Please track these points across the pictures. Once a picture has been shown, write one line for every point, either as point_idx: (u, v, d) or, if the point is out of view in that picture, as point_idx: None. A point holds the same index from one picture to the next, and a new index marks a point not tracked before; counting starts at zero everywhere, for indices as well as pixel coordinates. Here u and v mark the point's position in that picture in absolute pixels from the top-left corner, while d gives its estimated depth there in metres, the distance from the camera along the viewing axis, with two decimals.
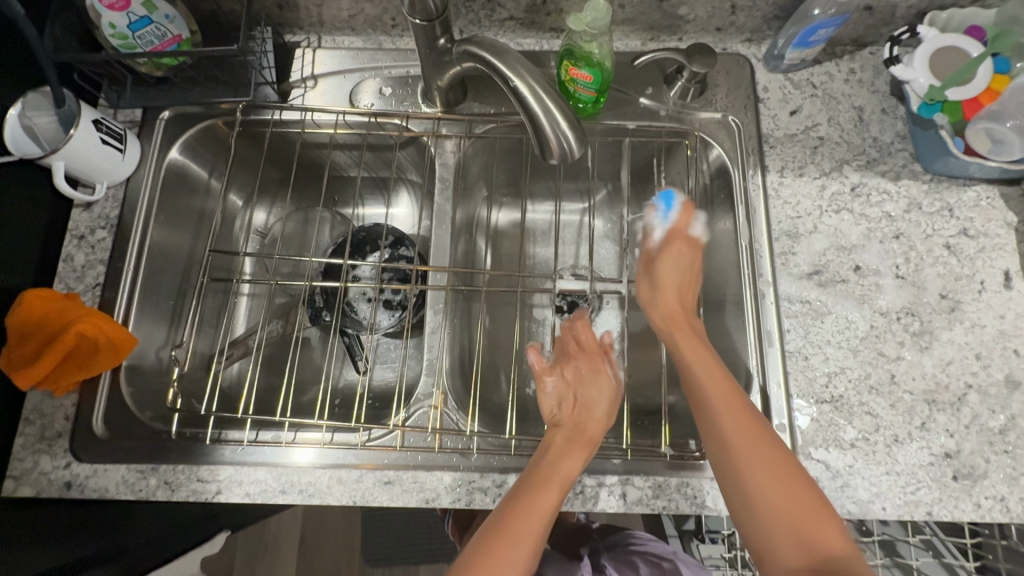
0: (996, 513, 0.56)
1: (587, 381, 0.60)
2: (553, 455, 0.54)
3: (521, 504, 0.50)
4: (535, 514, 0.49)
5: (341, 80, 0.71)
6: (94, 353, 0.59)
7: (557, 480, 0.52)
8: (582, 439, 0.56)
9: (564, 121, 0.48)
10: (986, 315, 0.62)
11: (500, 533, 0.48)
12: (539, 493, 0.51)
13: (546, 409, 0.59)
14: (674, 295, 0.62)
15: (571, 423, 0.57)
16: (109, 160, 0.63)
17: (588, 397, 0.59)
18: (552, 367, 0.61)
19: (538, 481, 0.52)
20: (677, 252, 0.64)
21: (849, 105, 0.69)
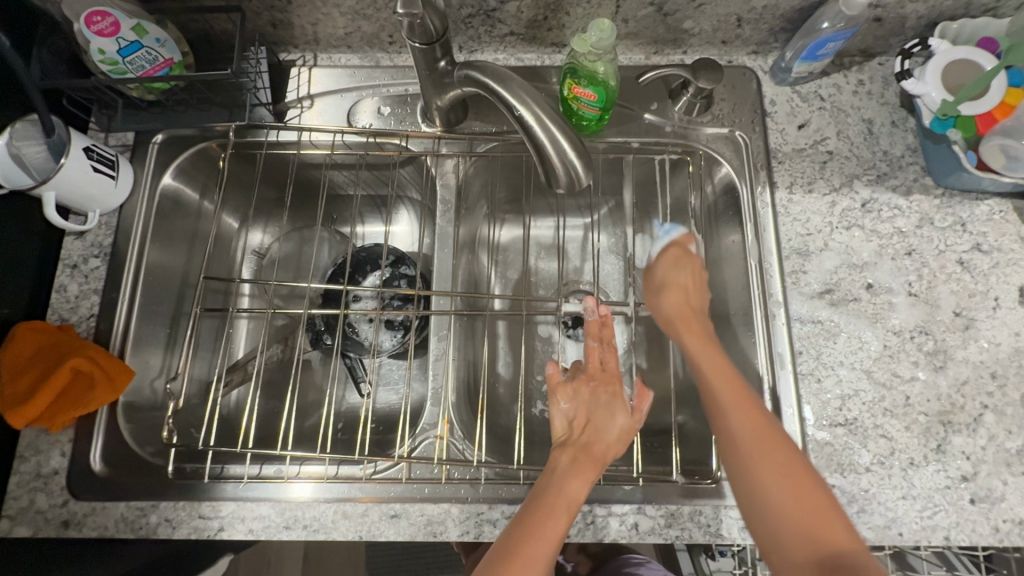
0: (1014, 537, 0.55)
1: (599, 403, 0.58)
2: (560, 476, 0.52)
3: (525, 529, 0.48)
4: (542, 543, 0.47)
5: (339, 99, 0.69)
6: (90, 390, 0.57)
7: (566, 504, 0.50)
8: (592, 459, 0.54)
9: (571, 150, 0.46)
10: (1001, 332, 0.61)
11: (506, 562, 0.46)
12: (547, 517, 0.49)
13: (558, 429, 0.58)
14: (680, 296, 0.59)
15: (581, 442, 0.56)
16: (101, 187, 0.62)
17: (600, 419, 0.57)
18: (566, 385, 0.60)
19: (545, 509, 0.49)
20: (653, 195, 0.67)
21: (859, 118, 0.67)
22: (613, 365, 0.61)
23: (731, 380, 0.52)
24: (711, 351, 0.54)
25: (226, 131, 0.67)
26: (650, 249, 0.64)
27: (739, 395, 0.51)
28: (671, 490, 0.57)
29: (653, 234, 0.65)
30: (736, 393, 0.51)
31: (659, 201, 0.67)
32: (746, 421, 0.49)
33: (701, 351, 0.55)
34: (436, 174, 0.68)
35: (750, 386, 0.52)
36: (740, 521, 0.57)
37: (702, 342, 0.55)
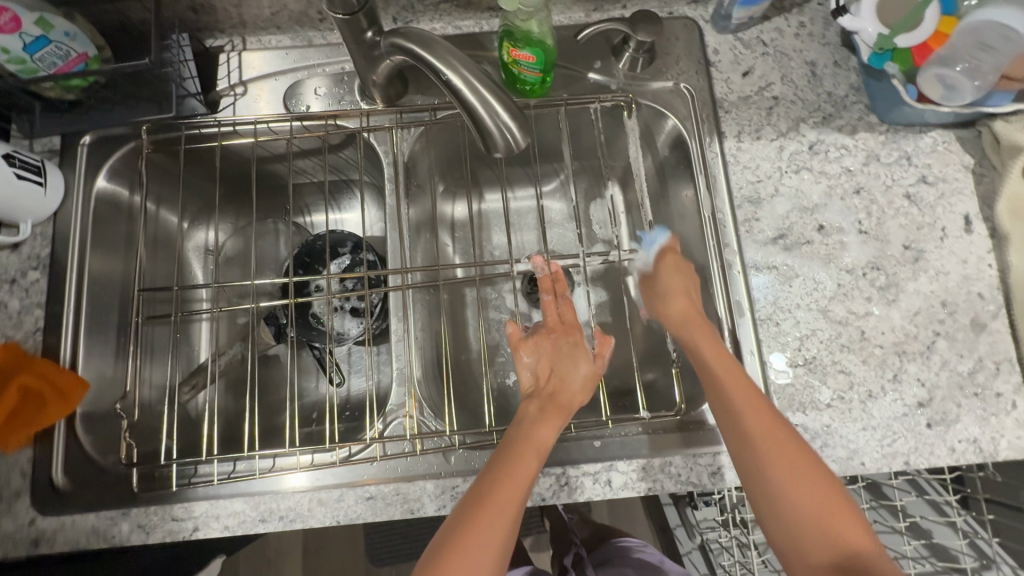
0: (969, 455, 0.58)
1: (562, 351, 0.59)
2: (529, 424, 0.53)
3: (500, 471, 0.49)
4: (517, 487, 0.48)
5: (274, 84, 0.67)
6: (42, 405, 0.55)
7: (534, 449, 0.51)
8: (558, 407, 0.55)
9: (505, 113, 0.45)
10: (949, 261, 0.62)
11: (477, 511, 0.46)
12: (518, 460, 0.50)
13: (524, 382, 0.58)
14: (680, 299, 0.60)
15: (548, 391, 0.56)
16: (28, 194, 0.59)
17: (565, 365, 0.57)
18: (529, 340, 0.59)
19: (512, 452, 0.50)
20: (673, 265, 0.63)
21: (802, 61, 0.67)
22: (572, 316, 0.61)
23: (832, 533, 0.47)
24: (777, 446, 0.49)
25: (141, 127, 0.64)
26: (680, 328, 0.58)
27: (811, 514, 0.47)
28: (640, 443, 0.58)
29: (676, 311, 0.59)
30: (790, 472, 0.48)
31: (682, 267, 0.62)
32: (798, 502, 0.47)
33: (768, 450, 0.49)
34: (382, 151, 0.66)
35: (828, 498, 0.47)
36: (709, 467, 0.58)
37: (766, 428, 0.50)
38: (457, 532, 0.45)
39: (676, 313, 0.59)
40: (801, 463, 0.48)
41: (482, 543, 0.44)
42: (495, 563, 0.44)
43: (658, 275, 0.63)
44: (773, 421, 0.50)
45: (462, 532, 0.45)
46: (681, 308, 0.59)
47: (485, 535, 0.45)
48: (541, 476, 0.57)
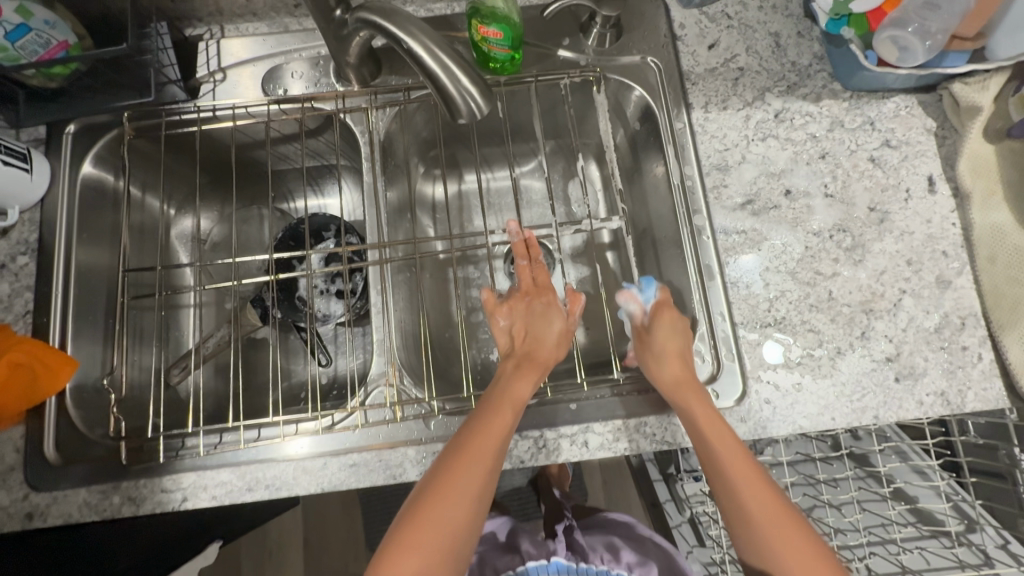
0: (938, 408, 0.59)
1: (536, 313, 0.60)
2: (507, 379, 0.55)
3: (471, 433, 0.50)
4: (493, 439, 0.50)
5: (253, 69, 0.69)
6: (32, 382, 0.57)
7: (511, 403, 0.53)
8: (535, 363, 0.57)
9: (465, 77, 0.46)
10: (914, 221, 0.64)
11: (415, 523, 0.45)
12: (493, 414, 0.51)
13: (501, 343, 0.60)
14: (676, 359, 0.57)
15: (524, 350, 0.58)
16: (16, 181, 0.61)
17: (539, 328, 0.59)
18: (503, 305, 0.61)
19: (492, 406, 0.52)
20: (671, 321, 0.60)
21: (765, 32, 0.69)
22: (546, 279, 0.63)
23: None
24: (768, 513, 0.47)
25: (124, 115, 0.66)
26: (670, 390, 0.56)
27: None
28: (616, 405, 0.60)
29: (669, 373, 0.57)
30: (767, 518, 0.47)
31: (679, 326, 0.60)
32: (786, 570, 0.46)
33: (767, 525, 0.47)
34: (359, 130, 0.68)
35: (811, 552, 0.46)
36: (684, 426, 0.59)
37: (768, 509, 0.48)
38: (432, 485, 0.47)
39: (669, 374, 0.57)
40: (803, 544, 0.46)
41: (453, 509, 0.46)
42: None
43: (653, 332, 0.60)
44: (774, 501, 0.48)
45: (439, 483, 0.47)
46: (674, 371, 0.57)
47: (455, 491, 0.47)
48: (519, 439, 0.59)
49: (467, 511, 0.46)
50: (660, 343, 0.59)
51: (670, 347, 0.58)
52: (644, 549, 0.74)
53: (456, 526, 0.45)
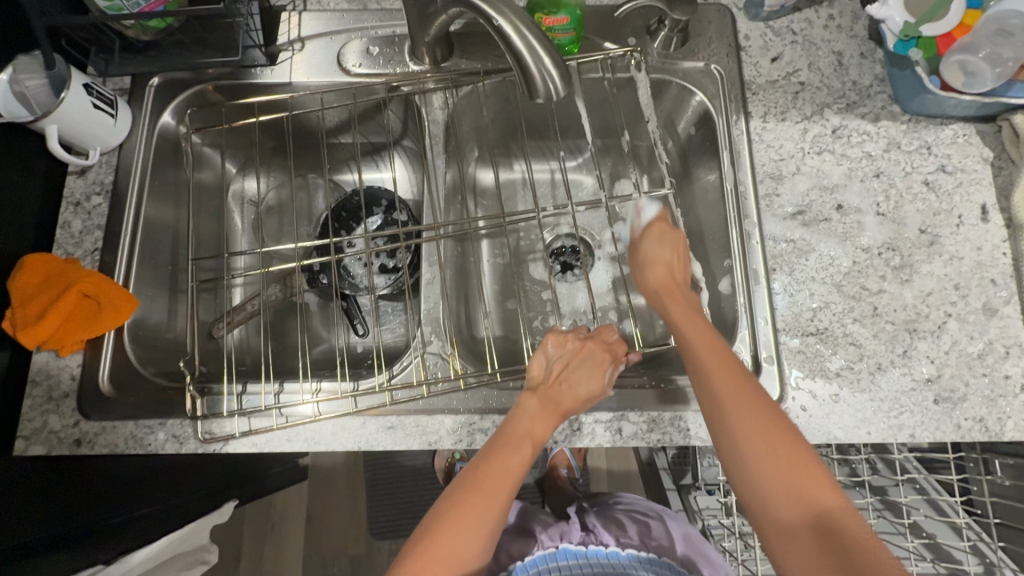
0: (975, 434, 0.59)
1: (582, 364, 0.58)
2: (523, 415, 0.56)
3: (484, 463, 0.53)
4: (504, 476, 0.52)
5: (328, 42, 0.72)
6: (96, 314, 0.60)
7: (527, 438, 0.55)
8: (557, 407, 0.57)
9: (547, 57, 0.48)
10: (964, 247, 0.64)
11: (455, 509, 0.51)
12: (505, 453, 0.53)
13: (534, 372, 0.59)
14: (664, 268, 0.62)
15: (553, 389, 0.57)
16: (101, 124, 0.64)
17: (576, 377, 0.58)
18: (561, 334, 0.60)
19: (507, 444, 0.54)
20: (660, 232, 0.65)
21: (829, 50, 0.70)
22: (610, 334, 0.61)
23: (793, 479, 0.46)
24: (760, 424, 0.48)
25: (207, 80, 0.71)
26: (653, 296, 0.61)
27: (793, 493, 0.46)
28: (652, 397, 0.61)
29: (655, 281, 0.62)
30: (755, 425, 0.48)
31: (671, 232, 0.64)
32: (771, 472, 0.47)
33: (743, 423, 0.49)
34: (422, 108, 0.71)
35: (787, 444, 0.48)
36: None
37: (766, 421, 0.48)
38: (439, 523, 0.50)
39: (654, 281, 0.62)
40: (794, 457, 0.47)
41: (463, 531, 0.49)
42: (481, 544, 0.50)
43: (643, 241, 0.65)
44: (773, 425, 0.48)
45: (445, 522, 0.50)
46: (665, 279, 0.61)
47: (456, 531, 0.49)
48: None
49: (472, 547, 0.49)
50: (647, 251, 0.64)
51: (664, 257, 0.63)
52: (655, 527, 0.75)
53: (465, 557, 0.49)
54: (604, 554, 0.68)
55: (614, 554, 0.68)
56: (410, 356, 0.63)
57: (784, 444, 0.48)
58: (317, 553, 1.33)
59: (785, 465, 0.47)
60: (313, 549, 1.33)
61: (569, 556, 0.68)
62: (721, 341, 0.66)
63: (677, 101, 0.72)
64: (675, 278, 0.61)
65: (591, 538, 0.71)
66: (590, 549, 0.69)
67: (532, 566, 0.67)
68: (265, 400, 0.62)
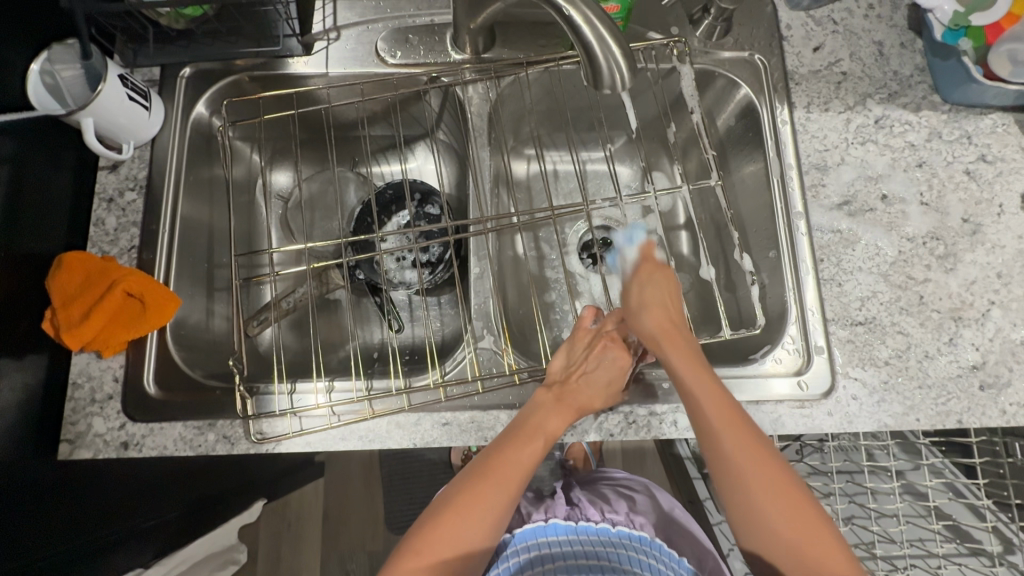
0: (1020, 418, 0.60)
1: (604, 361, 0.57)
2: (540, 409, 0.55)
3: (500, 454, 0.52)
4: (514, 472, 0.51)
5: (363, 31, 0.70)
6: (141, 313, 0.58)
7: (543, 434, 0.53)
8: (576, 402, 0.55)
9: (617, 48, 0.47)
10: (1005, 236, 0.65)
11: (464, 497, 0.50)
12: (519, 445, 0.53)
13: (554, 368, 0.58)
14: (661, 314, 0.55)
15: (571, 385, 0.56)
16: (136, 118, 0.62)
17: (595, 374, 0.56)
18: (589, 330, 0.59)
19: (522, 437, 0.53)
20: (649, 276, 0.58)
21: (869, 40, 0.70)
22: (627, 333, 0.59)
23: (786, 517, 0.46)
24: (757, 466, 0.47)
25: (245, 71, 0.69)
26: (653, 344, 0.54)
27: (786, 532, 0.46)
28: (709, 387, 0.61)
29: (654, 326, 0.54)
30: (758, 475, 0.47)
31: (669, 281, 0.57)
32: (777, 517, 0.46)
33: (745, 471, 0.47)
34: (463, 100, 0.69)
35: (782, 489, 0.47)
36: (771, 414, 0.61)
37: (772, 483, 0.47)
38: (447, 505, 0.51)
39: (651, 324, 0.55)
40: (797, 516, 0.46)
41: (466, 523, 0.49)
42: (481, 537, 0.50)
43: (632, 292, 0.57)
44: (777, 478, 0.47)
45: (453, 506, 0.50)
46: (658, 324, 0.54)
47: (460, 520, 0.50)
48: (610, 414, 0.60)
49: (475, 538, 0.50)
50: (641, 297, 0.56)
51: (659, 304, 0.56)
52: (639, 502, 0.77)
53: (465, 545, 0.50)
54: (595, 530, 0.65)
55: (606, 531, 0.65)
56: (462, 352, 0.63)
57: (778, 489, 0.47)
58: (334, 550, 1.32)
59: (786, 514, 0.46)
60: (330, 547, 1.32)
61: (559, 532, 0.64)
62: (770, 331, 0.66)
63: (722, 92, 0.72)
64: (675, 322, 0.55)
65: (578, 512, 0.69)
66: (582, 524, 0.66)
67: (521, 538, 0.63)
68: (318, 399, 0.60)
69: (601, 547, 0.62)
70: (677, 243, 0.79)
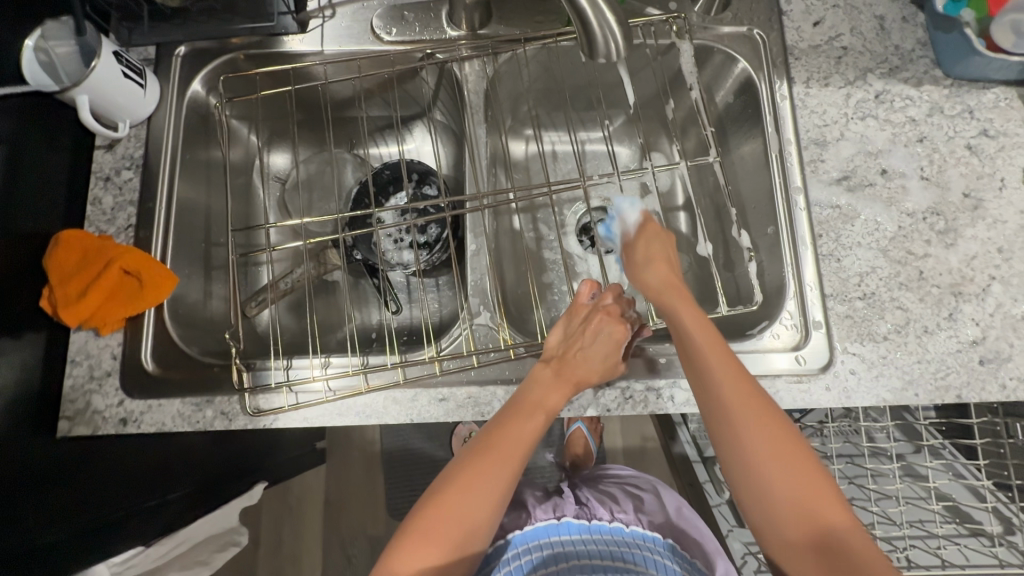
0: (1020, 393, 0.59)
1: (599, 335, 0.57)
2: (539, 384, 0.55)
3: (502, 428, 0.52)
4: (518, 444, 0.51)
5: (358, 9, 0.70)
6: (138, 290, 0.59)
7: (543, 409, 0.53)
8: (574, 375, 0.55)
9: (611, 15, 0.46)
10: (1007, 211, 0.64)
11: (469, 471, 0.50)
12: (520, 419, 0.53)
13: (552, 342, 0.58)
14: (663, 268, 0.58)
15: (568, 358, 0.56)
16: (132, 96, 0.62)
17: (591, 348, 0.56)
18: (586, 305, 0.59)
19: (522, 412, 0.53)
20: (654, 231, 0.61)
21: (871, 15, 0.69)
22: (624, 308, 0.59)
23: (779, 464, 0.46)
24: (756, 416, 0.47)
25: (241, 49, 0.69)
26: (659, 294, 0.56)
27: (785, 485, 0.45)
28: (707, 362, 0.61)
29: (657, 279, 0.57)
30: (752, 418, 0.47)
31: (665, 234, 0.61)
32: (772, 465, 0.46)
33: (743, 418, 0.47)
34: (459, 77, 0.69)
35: (783, 443, 0.46)
36: (768, 390, 0.60)
37: (758, 414, 0.47)
38: (453, 481, 0.50)
39: (655, 279, 0.57)
40: (794, 460, 0.46)
41: (473, 497, 0.49)
42: (489, 512, 0.49)
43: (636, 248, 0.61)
44: (769, 417, 0.47)
45: (459, 481, 0.49)
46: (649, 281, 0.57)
47: (466, 498, 0.48)
48: (608, 389, 0.60)
49: (480, 515, 0.48)
50: (647, 251, 0.60)
51: (662, 256, 0.59)
52: (646, 500, 0.77)
53: (474, 523, 0.48)
54: (606, 529, 0.64)
55: (618, 531, 0.65)
56: (458, 328, 0.63)
57: (770, 431, 0.47)
58: (336, 536, 1.33)
59: (784, 463, 0.46)
60: (332, 532, 1.33)
61: (571, 531, 0.64)
62: (768, 308, 0.65)
63: (721, 68, 0.71)
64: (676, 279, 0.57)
65: (589, 511, 0.69)
66: (592, 524, 0.66)
67: (532, 538, 0.63)
68: (314, 373, 0.61)
69: (615, 546, 0.62)
70: (676, 223, 0.79)
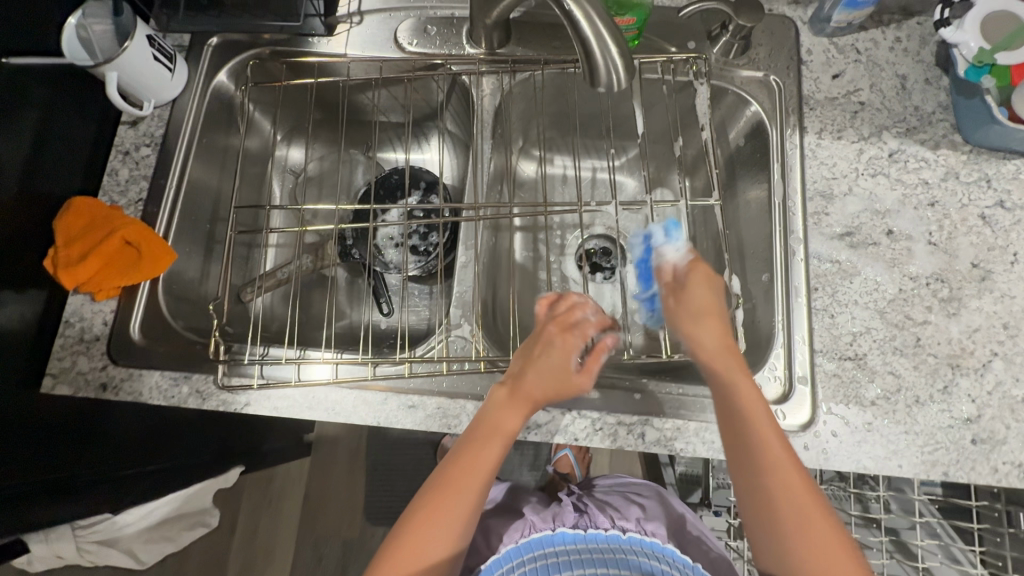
0: (1013, 479, 0.56)
1: (543, 350, 0.55)
2: (496, 407, 0.54)
3: (462, 455, 0.52)
4: (475, 471, 0.52)
5: (386, 18, 0.72)
6: (137, 260, 0.60)
7: (500, 434, 0.53)
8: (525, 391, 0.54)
9: (614, 46, 0.46)
10: (1017, 286, 0.61)
11: (434, 500, 0.51)
12: (475, 446, 0.52)
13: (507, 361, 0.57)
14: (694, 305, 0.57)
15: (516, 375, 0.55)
16: (160, 78, 0.65)
17: (535, 362, 0.54)
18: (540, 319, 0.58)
19: (478, 437, 0.53)
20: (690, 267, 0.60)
21: (893, 73, 0.69)
22: (575, 317, 0.57)
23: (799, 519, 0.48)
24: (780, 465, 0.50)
25: (268, 45, 0.72)
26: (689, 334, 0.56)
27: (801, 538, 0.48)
28: (683, 406, 0.59)
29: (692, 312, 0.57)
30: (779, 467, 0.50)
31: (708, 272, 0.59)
32: (799, 521, 0.48)
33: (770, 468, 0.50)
34: (473, 90, 0.71)
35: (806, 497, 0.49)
36: None
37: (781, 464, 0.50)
38: (419, 509, 0.51)
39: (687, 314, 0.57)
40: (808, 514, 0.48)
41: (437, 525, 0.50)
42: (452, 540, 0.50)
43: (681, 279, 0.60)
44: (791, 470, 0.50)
45: (425, 510, 0.51)
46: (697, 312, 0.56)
47: (436, 524, 0.50)
48: (576, 418, 0.59)
49: (447, 545, 0.50)
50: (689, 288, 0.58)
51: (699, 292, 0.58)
52: (650, 507, 0.74)
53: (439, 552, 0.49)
54: (603, 537, 0.59)
55: (616, 538, 0.60)
56: (435, 337, 0.63)
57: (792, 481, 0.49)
58: (310, 533, 1.32)
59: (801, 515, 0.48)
60: (307, 529, 1.32)
61: (565, 540, 0.59)
62: (754, 356, 0.64)
63: (732, 109, 0.71)
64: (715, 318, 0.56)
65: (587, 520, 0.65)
66: (588, 532, 0.60)
67: (524, 549, 0.58)
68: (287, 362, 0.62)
69: (611, 554, 0.57)
70: None
